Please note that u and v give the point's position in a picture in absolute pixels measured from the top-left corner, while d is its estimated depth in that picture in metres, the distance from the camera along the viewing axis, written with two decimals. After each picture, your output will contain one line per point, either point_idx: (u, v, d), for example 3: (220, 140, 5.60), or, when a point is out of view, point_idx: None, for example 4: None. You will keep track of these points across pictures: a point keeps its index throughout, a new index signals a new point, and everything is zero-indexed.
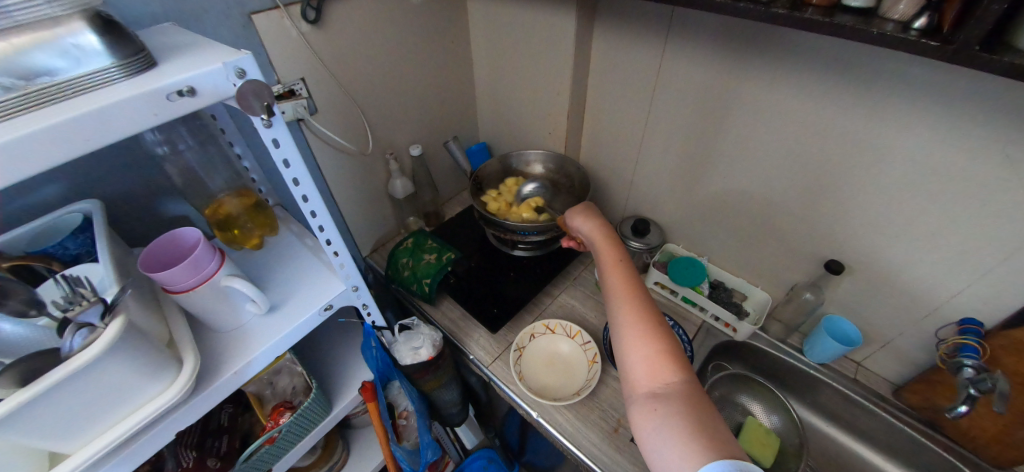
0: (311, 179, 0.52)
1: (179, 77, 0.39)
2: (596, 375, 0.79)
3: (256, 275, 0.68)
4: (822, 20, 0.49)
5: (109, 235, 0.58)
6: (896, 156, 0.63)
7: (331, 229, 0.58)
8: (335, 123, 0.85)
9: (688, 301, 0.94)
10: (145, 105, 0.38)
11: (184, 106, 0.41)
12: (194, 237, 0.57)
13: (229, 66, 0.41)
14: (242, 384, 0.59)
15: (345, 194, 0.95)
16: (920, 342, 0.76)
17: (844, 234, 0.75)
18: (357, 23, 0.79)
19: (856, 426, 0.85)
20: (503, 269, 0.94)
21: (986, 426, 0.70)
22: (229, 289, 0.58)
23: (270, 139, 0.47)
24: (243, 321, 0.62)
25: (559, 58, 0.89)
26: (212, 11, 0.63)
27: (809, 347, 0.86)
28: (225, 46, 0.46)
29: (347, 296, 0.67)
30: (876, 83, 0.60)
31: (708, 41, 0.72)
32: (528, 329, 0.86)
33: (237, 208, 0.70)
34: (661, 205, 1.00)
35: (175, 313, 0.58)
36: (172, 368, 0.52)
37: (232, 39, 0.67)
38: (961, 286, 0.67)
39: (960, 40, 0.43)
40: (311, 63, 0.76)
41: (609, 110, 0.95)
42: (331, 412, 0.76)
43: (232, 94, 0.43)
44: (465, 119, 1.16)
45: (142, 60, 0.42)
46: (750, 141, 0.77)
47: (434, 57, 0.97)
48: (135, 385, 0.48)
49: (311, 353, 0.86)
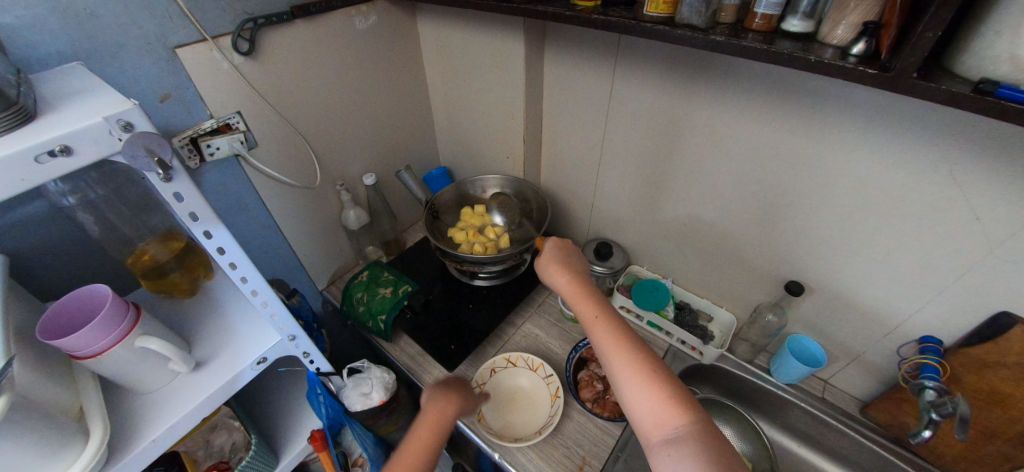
0: (225, 229, 0.49)
1: (50, 136, 0.35)
2: (559, 411, 0.75)
3: (185, 329, 0.63)
4: (760, 46, 0.47)
5: (10, 293, 0.52)
6: (847, 179, 0.62)
7: (255, 279, 0.54)
8: (278, 155, 0.81)
9: (654, 326, 0.92)
10: (9, 171, 0.34)
11: (60, 167, 0.37)
12: (104, 295, 0.53)
13: (111, 120, 0.38)
14: (165, 452, 0.54)
15: (295, 228, 0.91)
16: (883, 362, 0.75)
17: (801, 254, 0.74)
18: (295, 52, 0.76)
19: (827, 446, 0.84)
20: (462, 300, 0.91)
21: (951, 443, 0.69)
22: (144, 349, 0.53)
23: (171, 194, 0.44)
24: (168, 381, 0.57)
25: (512, 81, 0.87)
26: (130, 47, 0.59)
27: (775, 368, 0.85)
28: (117, 93, 0.42)
29: (285, 347, 0.63)
30: (820, 108, 0.59)
31: (657, 64, 0.71)
32: (490, 363, 0.82)
33: (161, 254, 0.64)
34: (624, 226, 0.98)
35: (87, 379, 0.53)
36: (76, 444, 0.47)
37: (155, 73, 0.62)
38: (915, 307, 0.66)
39: (897, 68, 0.41)
40: (247, 95, 0.72)
41: (566, 133, 0.93)
42: (276, 467, 0.72)
43: (118, 149, 0.39)
44: (424, 143, 1.13)
45: (15, 116, 0.38)
46: (705, 163, 0.76)
47: (384, 82, 0.94)
48: (27, 469, 0.43)
49: (259, 405, 0.81)
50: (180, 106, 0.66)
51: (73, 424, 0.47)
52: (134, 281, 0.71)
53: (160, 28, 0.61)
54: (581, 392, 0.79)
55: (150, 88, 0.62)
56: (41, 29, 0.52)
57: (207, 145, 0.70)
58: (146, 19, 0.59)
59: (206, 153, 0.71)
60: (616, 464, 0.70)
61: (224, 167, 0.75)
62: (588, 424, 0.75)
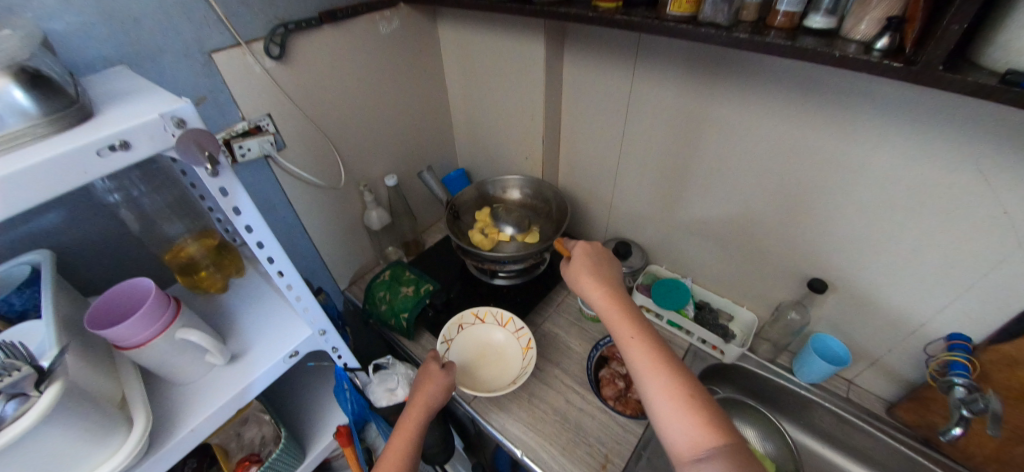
0: (265, 224, 0.51)
1: (111, 131, 0.37)
2: (530, 362, 0.79)
3: (220, 324, 0.65)
4: (783, 42, 0.48)
5: (58, 286, 0.55)
6: (871, 175, 0.62)
7: (291, 273, 0.56)
8: (305, 157, 0.83)
9: (674, 325, 0.92)
10: (73, 164, 0.36)
11: (118, 161, 0.39)
12: (145, 289, 0.54)
13: (166, 116, 0.40)
14: (201, 442, 0.56)
15: (319, 228, 0.93)
16: (909, 360, 0.74)
17: (822, 252, 0.74)
18: (324, 57, 0.78)
19: (852, 447, 0.83)
20: (482, 299, 0.92)
21: (983, 442, 0.67)
22: (183, 341, 0.55)
23: (216, 189, 0.46)
24: (204, 373, 0.59)
25: (530, 83, 0.89)
26: (170, 52, 0.62)
27: (798, 367, 0.84)
28: (168, 92, 0.45)
29: (315, 341, 0.65)
30: (842, 104, 0.60)
31: (677, 62, 0.72)
32: (457, 320, 0.85)
33: (197, 252, 0.66)
34: (642, 225, 0.99)
35: (129, 369, 0.55)
36: (121, 431, 0.48)
37: (192, 77, 0.65)
38: (942, 303, 0.65)
39: (924, 61, 0.41)
40: (278, 98, 0.75)
41: (584, 134, 0.95)
42: (303, 461, 0.73)
43: (170, 145, 0.41)
44: (443, 146, 1.15)
45: (77, 113, 0.40)
46: (725, 161, 0.76)
47: (406, 86, 0.96)
48: (75, 455, 0.44)
49: (284, 402, 0.83)
50: (215, 108, 0.69)
51: (118, 412, 0.49)
52: (170, 278, 0.74)
53: (198, 33, 0.63)
54: (602, 390, 0.80)
55: (187, 91, 0.65)
56: (87, 34, 0.55)
57: (239, 147, 0.72)
58: (185, 25, 0.62)
59: (237, 154, 0.73)
60: (639, 462, 0.70)
61: (255, 168, 0.77)
62: (611, 421, 0.75)
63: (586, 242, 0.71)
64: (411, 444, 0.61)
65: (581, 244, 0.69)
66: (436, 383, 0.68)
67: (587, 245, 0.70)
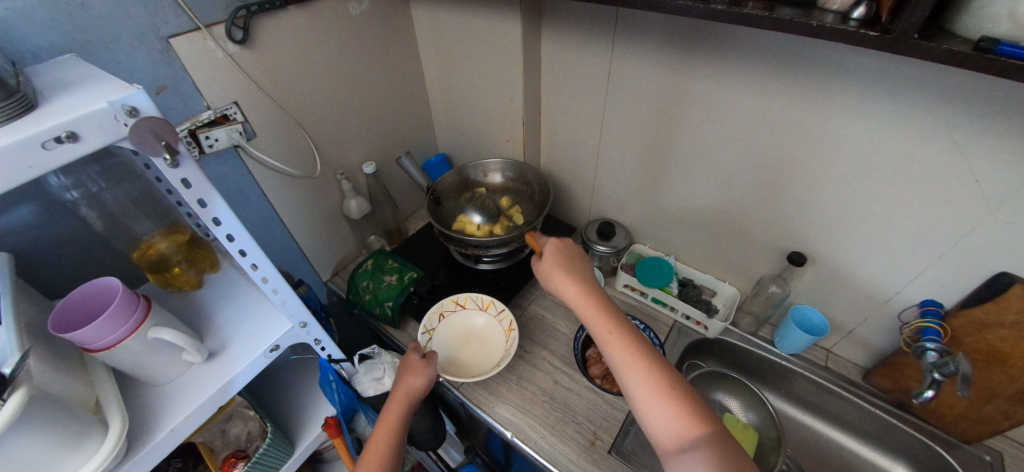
0: (234, 215, 0.49)
1: (56, 121, 0.35)
2: (513, 344, 0.79)
3: (196, 321, 0.64)
4: (762, 13, 0.46)
5: (18, 290, 0.52)
6: (847, 148, 0.63)
7: (266, 265, 0.54)
8: (277, 146, 0.81)
9: (658, 302, 0.93)
10: (16, 158, 0.34)
11: (66, 154, 0.36)
12: (114, 287, 0.52)
13: (117, 105, 0.37)
14: (183, 441, 0.55)
15: (297, 219, 0.91)
16: (884, 328, 0.76)
17: (800, 225, 0.75)
18: (291, 40, 0.75)
19: (830, 413, 0.86)
20: (468, 284, 0.92)
21: (953, 403, 0.70)
22: (156, 340, 0.53)
23: (179, 180, 0.44)
24: (181, 372, 0.57)
25: (509, 63, 0.87)
26: (123, 37, 0.58)
27: (779, 339, 0.86)
28: (118, 79, 0.42)
29: (296, 334, 0.63)
30: (819, 77, 0.59)
31: (656, 39, 0.71)
32: (437, 309, 0.85)
33: (168, 248, 0.65)
34: (625, 205, 0.99)
35: (101, 372, 0.53)
36: (95, 435, 0.47)
37: (149, 64, 0.61)
38: (916, 272, 0.67)
39: (899, 29, 0.40)
40: (244, 85, 0.72)
41: (565, 114, 0.94)
42: (293, 454, 0.73)
43: (124, 136, 0.39)
44: (422, 132, 1.13)
45: (17, 104, 0.37)
46: (705, 138, 0.76)
47: (380, 69, 0.93)
48: (46, 462, 0.42)
49: (270, 398, 0.82)
50: (177, 98, 0.65)
51: (92, 416, 0.47)
52: (141, 276, 0.72)
53: (152, 16, 0.59)
54: (590, 370, 0.80)
55: (145, 80, 0.61)
56: (29, 18, 0.51)
57: (206, 137, 0.69)
58: (137, 8, 0.58)
59: (204, 144, 0.70)
60: (627, 437, 0.72)
61: (224, 158, 0.74)
62: (598, 400, 0.76)
63: (556, 237, 0.69)
64: (395, 441, 0.61)
65: (554, 242, 0.66)
66: (416, 373, 0.67)
67: (559, 240, 0.68)
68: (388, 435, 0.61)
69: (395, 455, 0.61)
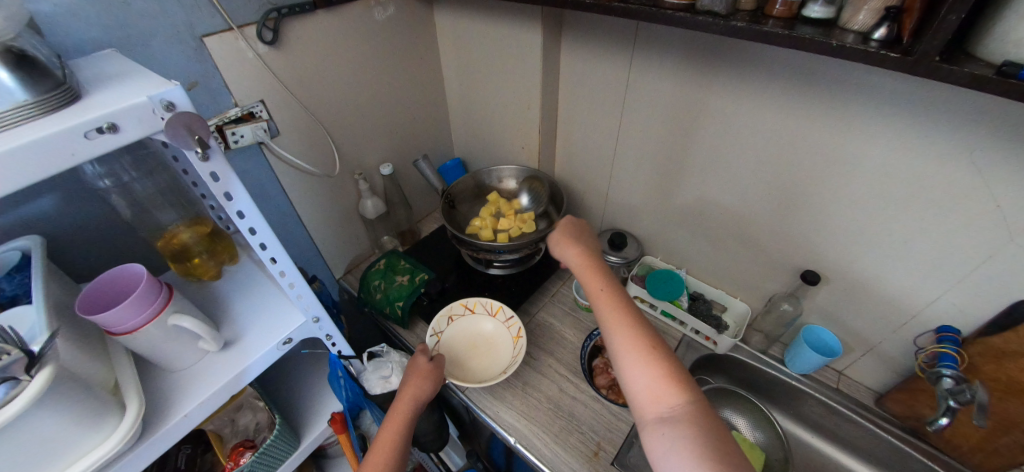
0: (257, 209, 0.50)
1: (98, 113, 0.37)
2: (520, 351, 0.80)
3: (214, 311, 0.66)
4: (782, 32, 0.47)
5: (49, 272, 0.54)
6: (865, 168, 0.62)
7: (284, 260, 0.55)
8: (299, 145, 0.83)
9: (667, 315, 0.92)
10: (60, 147, 0.36)
11: (105, 144, 0.38)
12: (138, 274, 0.54)
13: (155, 99, 0.39)
14: (195, 427, 0.56)
15: (314, 216, 0.93)
16: (899, 352, 0.75)
17: (815, 244, 0.74)
18: (317, 42, 0.77)
19: (840, 437, 0.84)
20: (477, 287, 0.93)
21: (969, 433, 0.68)
22: (176, 326, 0.55)
23: (208, 173, 0.45)
24: (197, 359, 0.59)
25: (527, 72, 0.88)
26: (161, 35, 0.61)
27: (789, 358, 0.85)
28: (157, 74, 0.44)
29: (309, 328, 0.65)
30: (838, 96, 0.59)
31: (674, 53, 0.71)
32: (446, 312, 0.86)
33: (190, 238, 0.66)
34: (637, 216, 0.99)
35: (122, 355, 0.55)
36: (113, 415, 0.48)
37: (183, 61, 0.64)
38: (933, 296, 0.66)
39: (920, 51, 0.40)
40: (271, 84, 0.74)
41: (581, 123, 0.95)
42: (298, 447, 0.74)
43: (159, 129, 0.41)
44: (439, 136, 1.15)
45: (63, 95, 0.39)
46: (721, 152, 0.76)
47: (401, 73, 0.95)
48: (67, 438, 0.44)
49: (279, 390, 0.84)
50: (207, 94, 0.68)
51: (111, 397, 0.49)
52: (163, 265, 0.74)
53: (188, 16, 0.62)
54: (596, 380, 0.81)
55: (178, 76, 0.64)
56: (75, 14, 0.54)
57: (232, 133, 0.71)
58: (175, 8, 0.60)
59: (230, 140, 0.72)
60: (630, 449, 0.71)
61: (247, 154, 0.76)
62: (603, 410, 0.76)
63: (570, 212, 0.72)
64: (402, 440, 0.62)
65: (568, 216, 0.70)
66: (425, 375, 0.69)
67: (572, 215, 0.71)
68: (394, 432, 0.62)
69: (401, 454, 0.61)
